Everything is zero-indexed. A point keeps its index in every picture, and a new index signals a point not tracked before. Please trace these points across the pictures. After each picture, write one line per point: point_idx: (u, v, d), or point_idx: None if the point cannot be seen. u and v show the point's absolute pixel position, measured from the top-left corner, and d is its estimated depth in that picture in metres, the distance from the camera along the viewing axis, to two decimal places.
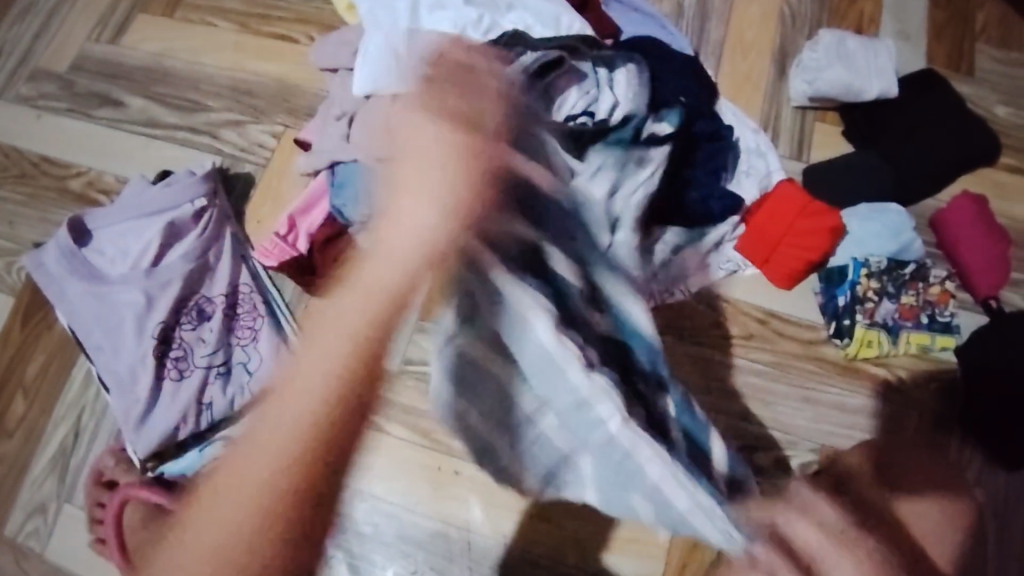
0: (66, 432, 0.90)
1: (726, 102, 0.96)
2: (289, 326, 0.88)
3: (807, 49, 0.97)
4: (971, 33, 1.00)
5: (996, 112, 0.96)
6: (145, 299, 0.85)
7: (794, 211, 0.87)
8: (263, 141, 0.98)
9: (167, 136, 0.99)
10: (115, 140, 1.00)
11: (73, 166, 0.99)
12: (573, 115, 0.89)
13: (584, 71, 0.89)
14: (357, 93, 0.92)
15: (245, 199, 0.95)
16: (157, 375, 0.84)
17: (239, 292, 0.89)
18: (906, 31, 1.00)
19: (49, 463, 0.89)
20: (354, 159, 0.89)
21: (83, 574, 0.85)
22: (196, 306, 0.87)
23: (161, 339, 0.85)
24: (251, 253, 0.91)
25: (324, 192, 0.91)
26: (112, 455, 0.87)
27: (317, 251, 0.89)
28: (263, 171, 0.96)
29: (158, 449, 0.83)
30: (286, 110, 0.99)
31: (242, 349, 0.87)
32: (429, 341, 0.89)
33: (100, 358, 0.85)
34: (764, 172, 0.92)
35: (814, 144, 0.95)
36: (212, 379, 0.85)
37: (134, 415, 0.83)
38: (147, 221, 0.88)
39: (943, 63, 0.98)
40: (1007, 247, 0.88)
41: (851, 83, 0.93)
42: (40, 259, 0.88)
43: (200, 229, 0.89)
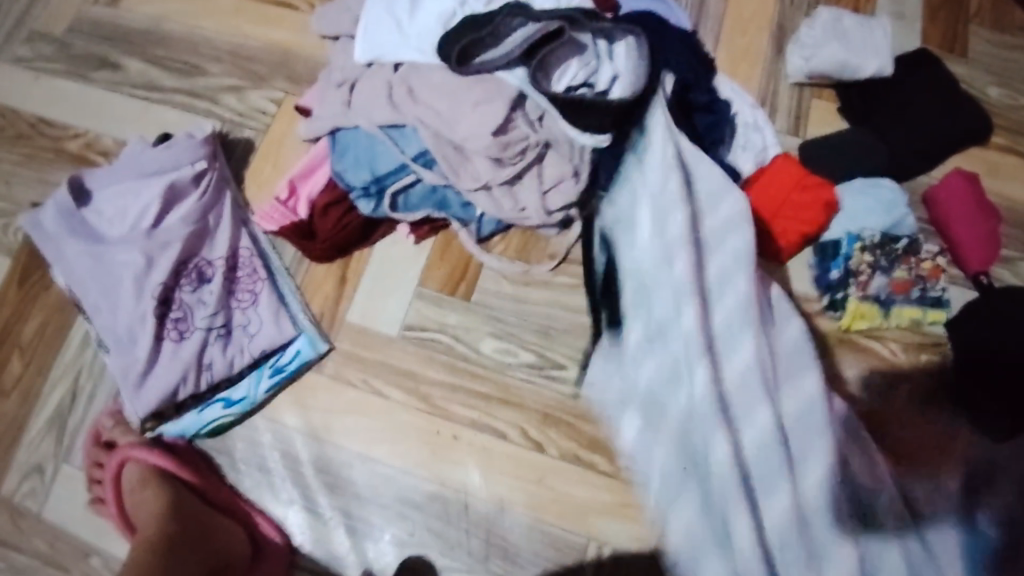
0: (63, 393, 0.90)
1: (725, 79, 0.95)
2: (288, 291, 0.89)
3: (805, 26, 0.97)
4: (965, 15, 1.00)
5: (990, 94, 0.97)
6: (144, 260, 0.85)
7: (791, 184, 0.88)
8: (263, 107, 0.97)
9: (166, 100, 0.99)
10: (114, 103, 0.99)
11: (71, 127, 0.99)
12: (573, 87, 0.85)
13: (583, 42, 0.85)
14: (359, 59, 0.91)
15: (245, 164, 0.95)
16: (157, 335, 0.84)
17: (238, 256, 0.89)
18: (902, 12, 1.00)
19: (45, 423, 0.89)
20: (356, 125, 0.89)
21: (81, 533, 0.86)
22: (196, 268, 0.87)
23: (161, 300, 0.85)
24: (251, 219, 0.92)
25: (325, 158, 0.92)
26: (110, 416, 0.87)
27: (317, 216, 0.90)
28: (263, 136, 0.96)
29: (157, 409, 0.84)
30: (286, 76, 0.98)
31: (242, 312, 0.87)
32: (429, 307, 0.89)
33: (100, 318, 0.85)
34: (761, 146, 0.92)
35: (811, 121, 0.95)
36: (212, 341, 0.85)
37: (133, 376, 0.84)
38: (145, 181, 0.87)
39: (938, 44, 0.99)
40: (997, 223, 0.89)
41: (847, 61, 0.93)
42: (37, 219, 0.88)
43: (200, 192, 0.88)
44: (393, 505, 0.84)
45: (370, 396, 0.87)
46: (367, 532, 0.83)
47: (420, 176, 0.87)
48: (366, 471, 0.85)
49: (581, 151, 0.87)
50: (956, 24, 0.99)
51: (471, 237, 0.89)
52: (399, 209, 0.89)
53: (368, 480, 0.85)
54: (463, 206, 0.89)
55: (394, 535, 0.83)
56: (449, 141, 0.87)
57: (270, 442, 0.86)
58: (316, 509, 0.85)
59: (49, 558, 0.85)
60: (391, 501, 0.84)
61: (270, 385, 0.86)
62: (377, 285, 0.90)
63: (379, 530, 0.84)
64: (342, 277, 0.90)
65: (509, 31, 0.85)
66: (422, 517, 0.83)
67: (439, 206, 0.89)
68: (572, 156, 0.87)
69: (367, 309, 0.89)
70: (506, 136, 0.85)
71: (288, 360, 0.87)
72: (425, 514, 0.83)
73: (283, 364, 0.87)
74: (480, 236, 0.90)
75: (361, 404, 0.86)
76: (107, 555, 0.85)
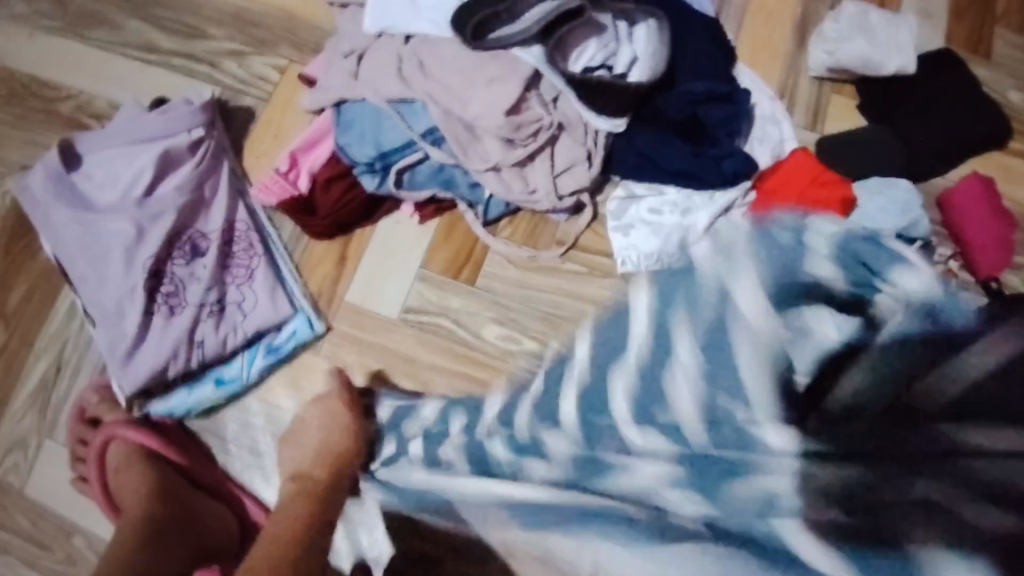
0: (48, 365, 0.87)
1: (744, 67, 0.91)
2: (285, 267, 0.86)
3: (829, 18, 0.92)
4: (991, 15, 0.93)
5: (1011, 99, 0.90)
6: (136, 230, 0.82)
7: (806, 179, 0.84)
8: (265, 75, 0.94)
9: (164, 63, 0.95)
10: (109, 64, 0.95)
11: (64, 88, 0.95)
12: (591, 68, 0.84)
13: (602, 24, 0.84)
14: (368, 29, 0.88)
15: (245, 134, 0.92)
16: (147, 310, 0.81)
17: (234, 229, 0.85)
18: (926, 9, 0.93)
19: (29, 395, 0.86)
20: (362, 98, 0.86)
21: (63, 510, 0.83)
22: (190, 241, 0.84)
23: (152, 273, 0.82)
24: (249, 190, 0.88)
25: (328, 131, 0.88)
26: (95, 391, 0.84)
27: (318, 191, 0.86)
28: (265, 106, 0.93)
29: (146, 385, 0.81)
30: (291, 44, 0.94)
31: (237, 289, 0.84)
32: (430, 291, 0.86)
33: (86, 289, 0.82)
34: (777, 140, 0.88)
35: (829, 116, 0.91)
36: (204, 318, 0.82)
37: (120, 352, 0.81)
38: (139, 148, 0.83)
39: (962, 43, 0.92)
40: (1012, 230, 0.85)
41: (871, 56, 0.88)
42: (27, 183, 0.84)
43: (196, 161, 0.85)
44: None
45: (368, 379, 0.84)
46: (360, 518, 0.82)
47: (427, 153, 0.84)
48: None
49: (595, 136, 0.85)
50: (995, 14, 0.93)
51: (477, 219, 0.86)
52: (404, 187, 0.85)
53: None
54: (470, 188, 0.86)
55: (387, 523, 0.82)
56: (459, 118, 0.84)
57: (262, 424, 0.83)
58: None
59: (31, 535, 0.83)
60: None
61: (264, 364, 0.84)
62: (377, 265, 0.87)
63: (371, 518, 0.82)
64: (342, 257, 0.87)
65: (524, 10, 0.83)
66: None
67: (446, 185, 0.85)
68: (589, 138, 0.85)
69: (367, 288, 0.86)
70: (518, 116, 0.83)
71: (284, 340, 0.84)
72: None
73: (278, 344, 0.84)
74: (487, 219, 0.86)
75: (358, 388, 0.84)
76: (90, 535, 0.82)
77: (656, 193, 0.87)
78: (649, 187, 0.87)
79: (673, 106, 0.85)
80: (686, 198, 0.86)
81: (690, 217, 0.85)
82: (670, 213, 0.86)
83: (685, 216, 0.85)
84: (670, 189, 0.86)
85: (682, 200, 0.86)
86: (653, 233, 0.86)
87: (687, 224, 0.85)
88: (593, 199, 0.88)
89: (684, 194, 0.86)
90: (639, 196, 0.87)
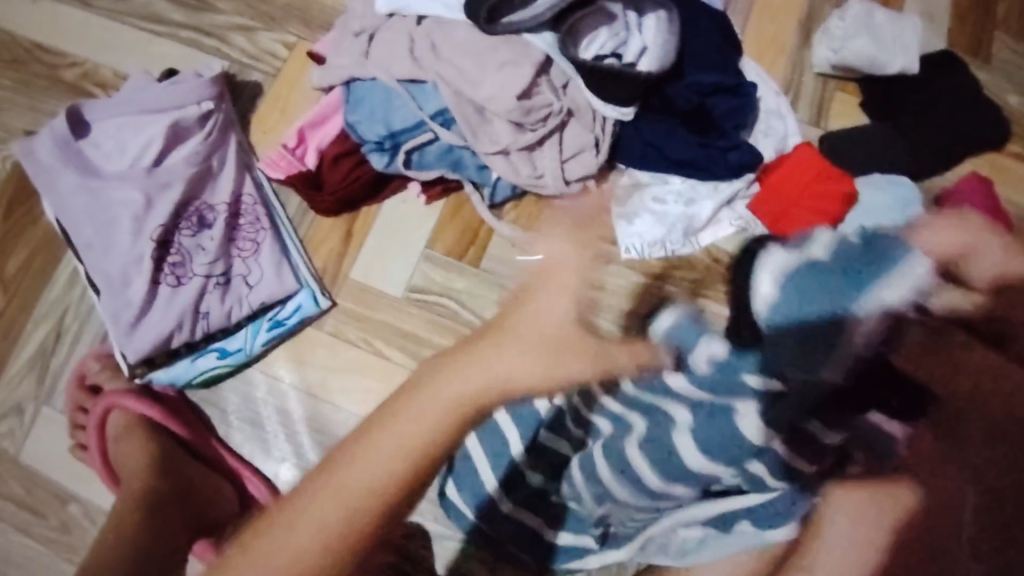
0: (47, 332, 0.87)
1: (750, 61, 0.92)
2: (291, 241, 0.86)
3: (835, 16, 0.93)
4: (991, 20, 0.95)
5: (1008, 102, 0.92)
6: (144, 198, 0.81)
7: (812, 172, 0.85)
8: (274, 50, 0.93)
9: (172, 34, 0.94)
10: (115, 33, 0.94)
11: (69, 55, 0.94)
12: (601, 56, 0.85)
13: (613, 12, 0.85)
14: (380, 9, 0.88)
15: (252, 108, 0.92)
16: (153, 280, 0.81)
17: (241, 202, 0.85)
18: (928, 12, 0.95)
19: (27, 363, 0.86)
20: (374, 77, 0.86)
21: (61, 477, 0.83)
22: (197, 212, 0.84)
23: (159, 243, 0.82)
24: (256, 164, 0.88)
25: (337, 109, 0.88)
26: (97, 358, 0.84)
27: (325, 167, 0.86)
28: (272, 81, 0.93)
29: (150, 355, 0.81)
30: (300, 20, 0.94)
31: (243, 262, 0.84)
32: (437, 271, 0.86)
33: (91, 256, 0.81)
34: (781, 134, 0.89)
35: (832, 112, 0.93)
36: (210, 289, 0.82)
37: (124, 321, 0.81)
38: (148, 119, 0.83)
39: (962, 47, 0.94)
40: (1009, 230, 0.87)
41: (875, 56, 0.90)
42: (30, 147, 0.84)
43: (205, 133, 0.85)
44: None
45: (371, 355, 0.84)
46: None
47: (436, 134, 0.85)
48: None
49: (603, 124, 0.86)
50: (994, 18, 0.95)
51: (483, 202, 0.87)
52: (413, 166, 0.86)
53: None
54: (478, 168, 0.86)
55: None
56: (470, 100, 0.84)
57: (265, 397, 0.84)
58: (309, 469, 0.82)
59: (28, 501, 0.83)
60: None
61: (268, 337, 0.84)
62: (383, 243, 0.87)
63: None
64: (348, 233, 0.87)
65: None
66: None
67: (454, 166, 0.86)
68: (596, 125, 0.85)
69: (372, 265, 0.87)
70: (529, 101, 0.83)
71: (288, 314, 0.84)
72: None
73: (283, 318, 0.84)
74: (493, 202, 0.87)
75: (360, 363, 0.84)
76: (88, 503, 0.83)
77: (663, 182, 0.88)
78: (654, 175, 0.88)
79: (682, 96, 0.87)
80: (689, 188, 0.87)
81: (694, 207, 0.87)
82: (675, 202, 0.87)
83: (689, 206, 0.87)
84: (675, 179, 0.87)
85: (686, 190, 0.87)
86: (657, 221, 0.87)
87: (691, 213, 0.87)
88: (599, 185, 0.89)
89: (689, 185, 0.87)
90: (645, 184, 0.88)
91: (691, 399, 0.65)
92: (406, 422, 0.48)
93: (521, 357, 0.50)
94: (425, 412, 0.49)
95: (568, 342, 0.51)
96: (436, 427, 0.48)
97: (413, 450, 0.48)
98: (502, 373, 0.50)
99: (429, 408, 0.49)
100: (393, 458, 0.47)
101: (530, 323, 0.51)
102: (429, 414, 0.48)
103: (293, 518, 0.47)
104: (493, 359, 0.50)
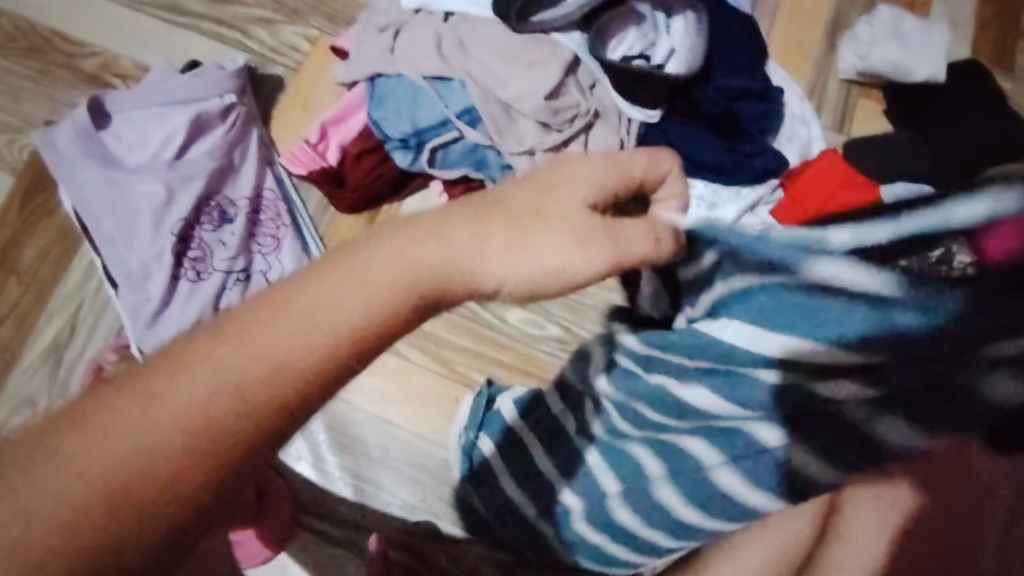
0: (63, 324, 0.86)
1: (775, 65, 0.92)
2: (312, 239, 0.85)
3: (863, 22, 0.93)
4: (1017, 31, 0.94)
5: None
6: (166, 192, 0.81)
7: (836, 181, 0.85)
8: (296, 44, 0.92)
9: (193, 25, 0.93)
10: (136, 23, 0.93)
11: (89, 44, 0.93)
12: (629, 57, 0.86)
13: (641, 13, 0.86)
14: (407, 5, 0.88)
15: (273, 103, 0.91)
16: (173, 274, 0.80)
17: (262, 198, 0.85)
18: (954, 21, 0.94)
19: (41, 355, 0.85)
20: (399, 73, 0.85)
21: None
22: (218, 207, 0.83)
23: (180, 237, 0.81)
24: (277, 160, 0.87)
25: (361, 105, 0.87)
26: (114, 350, 0.83)
27: (348, 164, 0.86)
28: (294, 75, 0.92)
29: (169, 351, 0.79)
30: (323, 14, 0.93)
31: (263, 257, 0.83)
32: None
33: (111, 248, 0.81)
34: (806, 140, 0.89)
35: (856, 119, 0.92)
36: (231, 285, 0.81)
37: (145, 315, 0.79)
38: (172, 111, 0.83)
39: (987, 57, 0.93)
40: None
41: (901, 63, 0.90)
42: (52, 137, 0.83)
43: (227, 127, 0.84)
44: (406, 469, 0.82)
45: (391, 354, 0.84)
46: (375, 494, 0.81)
47: (462, 132, 0.84)
48: (378, 431, 0.82)
49: (629, 126, 0.85)
50: (1020, 28, 0.94)
51: None
52: (437, 165, 0.85)
53: (381, 441, 0.82)
54: (501, 168, 0.85)
55: (404, 499, 0.81)
56: (497, 99, 0.84)
57: None
58: (325, 468, 0.82)
59: None
60: (403, 464, 0.82)
61: None
62: None
63: (388, 492, 0.81)
64: (368, 232, 0.86)
65: None
66: (433, 483, 0.81)
67: (478, 165, 0.85)
68: (621, 125, 0.85)
69: None
70: (557, 101, 0.83)
71: None
72: (437, 480, 0.81)
73: None
74: None
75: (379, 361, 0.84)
76: None
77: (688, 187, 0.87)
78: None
79: (709, 99, 0.86)
80: (715, 193, 0.86)
81: (720, 212, 0.85)
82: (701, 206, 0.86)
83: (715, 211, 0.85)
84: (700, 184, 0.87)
85: (712, 195, 0.86)
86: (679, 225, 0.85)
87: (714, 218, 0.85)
88: None
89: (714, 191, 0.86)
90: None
91: (651, 424, 0.57)
92: (347, 284, 0.40)
93: (511, 229, 0.44)
94: (324, 324, 0.39)
95: (602, 227, 0.44)
96: (366, 314, 0.40)
97: (376, 290, 0.40)
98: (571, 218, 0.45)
99: (371, 285, 0.40)
100: (300, 344, 0.38)
101: (581, 180, 0.46)
102: (374, 284, 0.40)
103: (249, 339, 0.38)
104: (454, 232, 0.43)
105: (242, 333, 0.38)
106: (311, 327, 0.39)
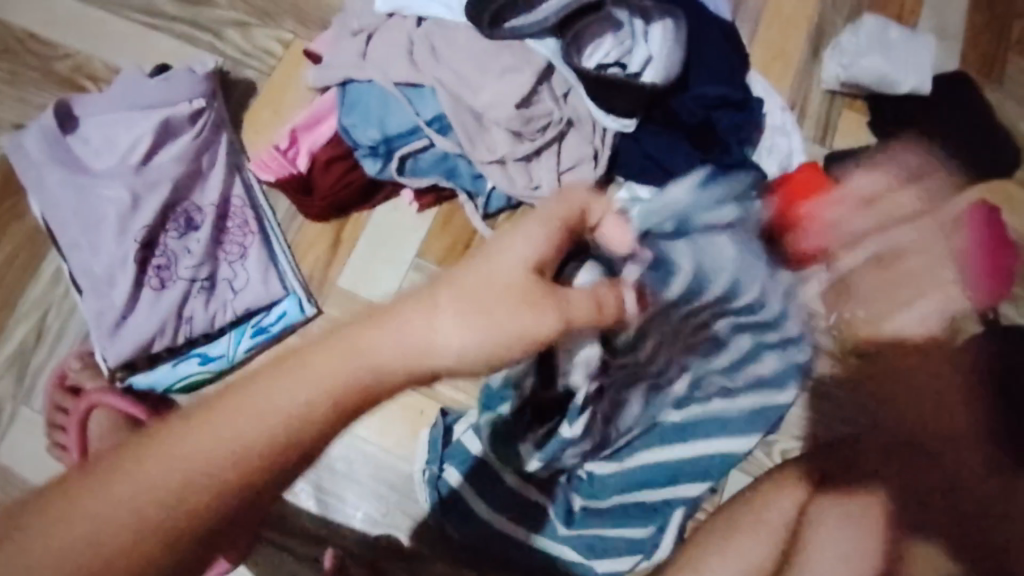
0: (29, 330, 0.85)
1: (756, 75, 0.90)
2: (280, 247, 0.84)
3: (847, 31, 0.91)
4: (1006, 42, 0.92)
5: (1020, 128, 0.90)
6: (131, 198, 0.80)
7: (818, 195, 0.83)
8: (269, 48, 0.91)
9: (166, 28, 0.92)
10: (108, 25, 0.92)
11: (61, 46, 0.92)
12: (605, 65, 0.84)
13: (618, 20, 0.84)
14: (380, 9, 0.86)
15: (243, 107, 0.89)
16: (137, 282, 0.79)
17: (230, 204, 0.84)
18: (942, 30, 0.92)
19: (6, 360, 0.84)
20: (371, 79, 0.84)
21: (37, 478, 0.82)
22: (184, 214, 0.82)
23: (144, 244, 0.80)
24: (246, 165, 0.86)
25: (331, 110, 0.86)
26: (78, 357, 0.82)
27: (317, 171, 0.84)
28: (266, 79, 0.90)
29: (130, 358, 0.79)
30: (296, 17, 0.92)
31: (229, 266, 0.82)
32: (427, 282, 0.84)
33: (76, 255, 0.80)
34: (786, 151, 0.87)
35: (838, 130, 0.90)
36: (195, 293, 0.80)
37: (106, 322, 0.79)
38: (138, 116, 0.81)
39: (974, 68, 0.91)
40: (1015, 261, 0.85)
41: (885, 73, 0.88)
42: (20, 141, 0.82)
43: (196, 132, 0.83)
44: (369, 482, 0.81)
45: None
46: (338, 508, 0.80)
47: (433, 141, 0.83)
48: (343, 445, 0.81)
49: (603, 135, 0.84)
50: (1009, 38, 0.92)
51: (477, 212, 0.85)
52: (406, 173, 0.84)
53: (345, 455, 0.81)
54: (471, 177, 0.84)
55: (366, 513, 0.80)
56: (469, 107, 0.82)
57: None
58: None
59: None
60: (367, 478, 0.81)
61: (251, 344, 0.82)
62: (372, 252, 0.85)
63: (352, 506, 0.80)
64: (336, 241, 0.85)
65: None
66: (397, 497, 0.80)
67: (449, 174, 0.84)
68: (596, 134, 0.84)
69: (360, 273, 0.85)
70: (529, 110, 0.82)
71: (272, 320, 0.82)
72: (402, 494, 0.80)
73: (267, 325, 0.82)
74: (486, 213, 0.84)
75: None
76: None
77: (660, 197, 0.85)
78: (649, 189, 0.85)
79: (687, 110, 0.85)
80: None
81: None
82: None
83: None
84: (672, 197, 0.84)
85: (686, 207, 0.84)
86: None
87: None
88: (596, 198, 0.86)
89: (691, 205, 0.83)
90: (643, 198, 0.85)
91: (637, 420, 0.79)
92: (283, 381, 0.50)
93: (463, 302, 0.55)
94: (282, 400, 0.49)
95: (527, 295, 0.56)
96: (271, 430, 0.49)
97: (287, 417, 0.49)
98: (501, 314, 0.55)
99: (298, 388, 0.50)
100: (227, 442, 0.48)
101: (493, 274, 0.56)
102: (315, 380, 0.51)
103: (185, 440, 0.48)
104: (376, 335, 0.53)
105: (161, 457, 0.47)
106: (259, 411, 0.49)
